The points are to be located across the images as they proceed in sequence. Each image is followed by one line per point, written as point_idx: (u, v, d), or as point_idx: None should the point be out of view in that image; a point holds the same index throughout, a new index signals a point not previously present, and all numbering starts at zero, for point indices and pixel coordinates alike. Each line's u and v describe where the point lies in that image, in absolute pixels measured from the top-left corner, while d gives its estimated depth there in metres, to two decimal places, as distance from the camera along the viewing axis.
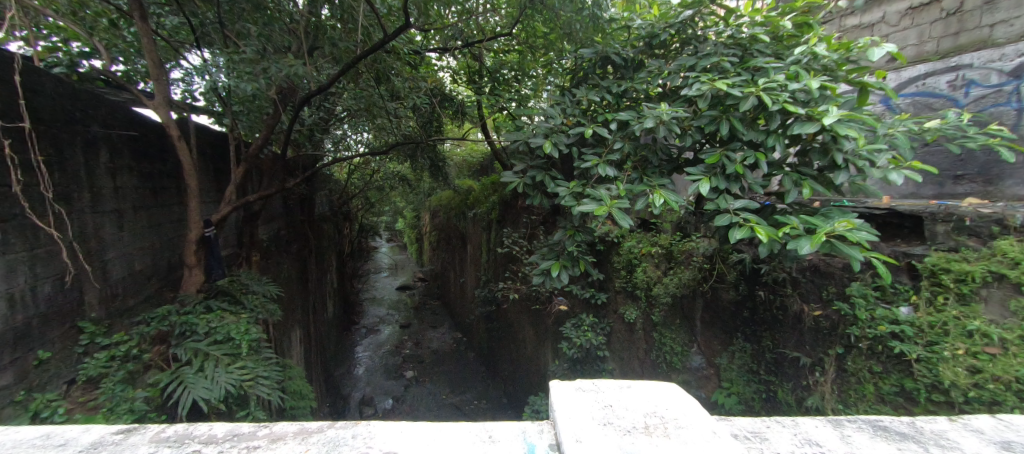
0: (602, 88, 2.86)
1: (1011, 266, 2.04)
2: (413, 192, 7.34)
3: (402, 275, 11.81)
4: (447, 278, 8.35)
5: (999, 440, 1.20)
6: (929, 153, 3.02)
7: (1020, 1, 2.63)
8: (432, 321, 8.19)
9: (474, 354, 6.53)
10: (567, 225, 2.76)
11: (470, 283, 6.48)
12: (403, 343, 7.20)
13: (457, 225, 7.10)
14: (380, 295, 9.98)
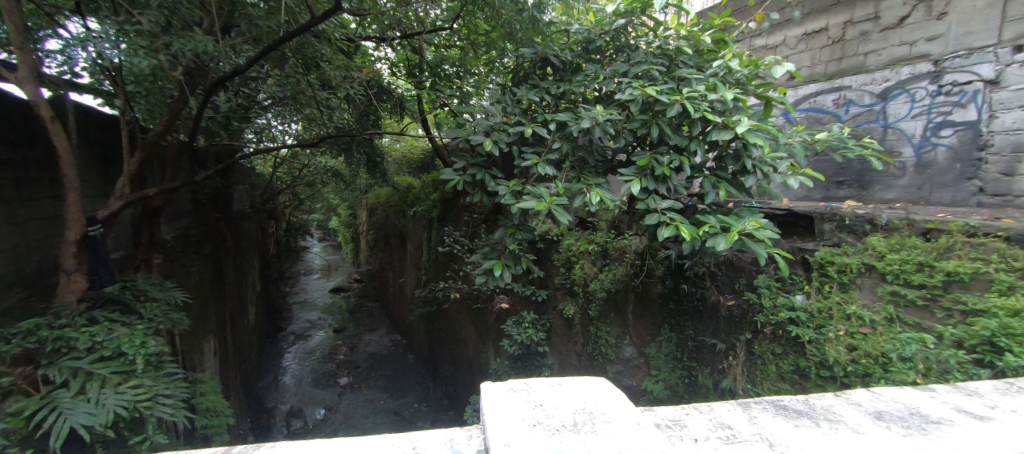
0: (542, 88, 2.93)
1: (878, 259, 2.42)
2: (348, 188, 6.98)
3: (336, 276, 11.15)
4: (385, 278, 8.03)
5: (872, 411, 1.33)
6: (819, 162, 3.57)
7: (885, 35, 3.16)
8: (367, 324, 7.81)
9: (414, 356, 6.34)
10: (507, 224, 2.78)
11: (409, 283, 6.28)
12: (336, 348, 6.79)
13: (395, 223, 6.86)
14: (311, 298, 9.31)
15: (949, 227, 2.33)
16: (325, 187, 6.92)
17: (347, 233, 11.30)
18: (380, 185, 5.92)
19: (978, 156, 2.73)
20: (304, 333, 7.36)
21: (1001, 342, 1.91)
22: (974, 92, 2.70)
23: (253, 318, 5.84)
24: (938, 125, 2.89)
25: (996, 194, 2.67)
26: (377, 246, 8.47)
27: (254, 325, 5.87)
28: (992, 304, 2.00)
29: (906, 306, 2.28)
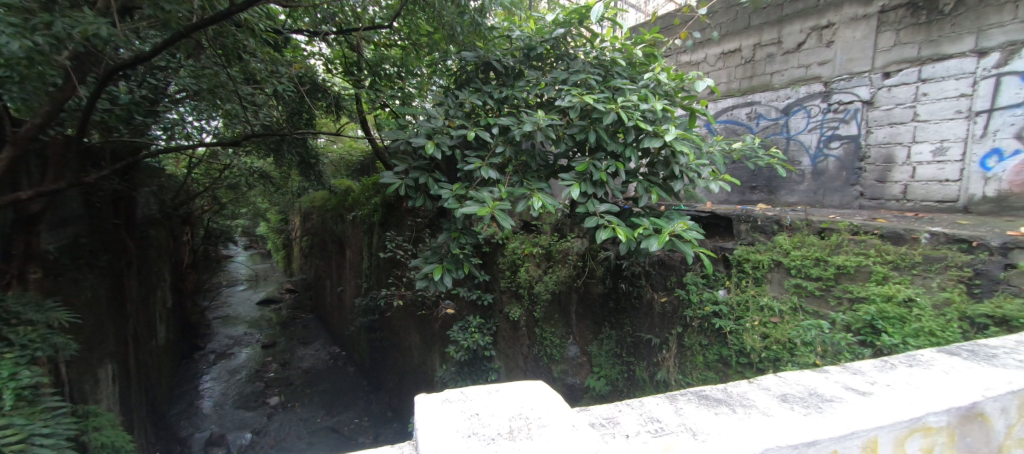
0: (484, 92, 2.95)
1: (784, 255, 2.74)
2: (278, 191, 6.49)
3: (265, 286, 10.24)
4: (321, 287, 7.54)
5: (779, 394, 1.26)
6: (735, 169, 4.06)
7: (786, 58, 3.78)
8: (301, 338, 7.26)
9: (354, 368, 6.01)
10: (450, 228, 2.75)
11: (348, 291, 5.95)
12: (265, 365, 6.24)
13: (332, 228, 6.48)
14: (235, 311, 8.45)
15: (838, 226, 2.70)
16: (248, 191, 6.35)
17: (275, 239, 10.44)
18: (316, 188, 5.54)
19: (859, 165, 3.36)
20: (227, 351, 6.65)
21: (878, 324, 2.23)
22: (854, 110, 3.34)
23: (165, 336, 5.21)
24: (829, 137, 3.50)
25: (873, 198, 3.31)
26: (312, 252, 7.91)
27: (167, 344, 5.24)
28: (869, 292, 2.35)
29: (807, 295, 2.59)
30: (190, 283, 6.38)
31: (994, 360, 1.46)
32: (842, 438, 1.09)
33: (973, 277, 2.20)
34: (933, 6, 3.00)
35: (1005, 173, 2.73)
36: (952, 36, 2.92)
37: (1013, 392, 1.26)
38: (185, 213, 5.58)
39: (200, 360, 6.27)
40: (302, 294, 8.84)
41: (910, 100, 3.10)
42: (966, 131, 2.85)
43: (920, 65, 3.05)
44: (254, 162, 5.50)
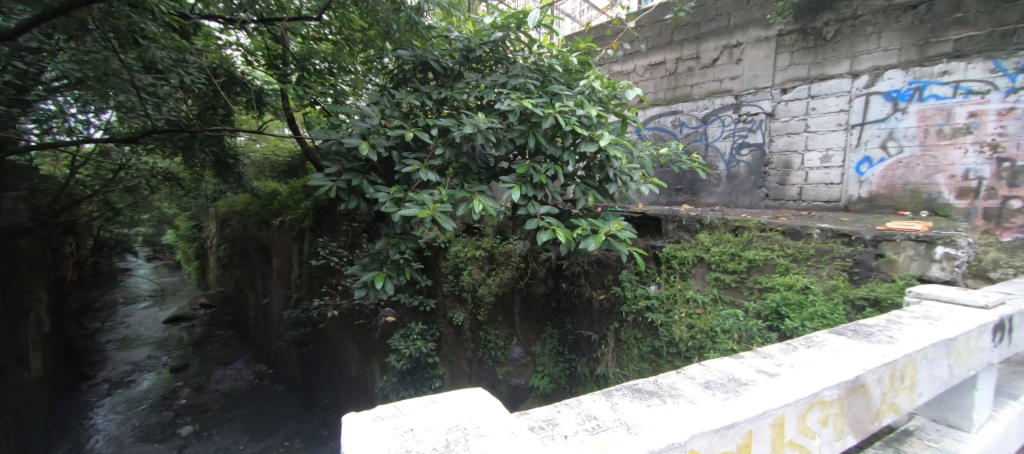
0: (422, 93, 2.91)
1: (705, 251, 2.99)
2: (187, 195, 5.80)
3: (173, 301, 9.07)
4: (242, 300, 6.87)
5: (703, 381, 1.25)
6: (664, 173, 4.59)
7: (703, 72, 4.37)
8: (218, 357, 6.54)
9: (282, 387, 5.55)
10: (388, 234, 2.64)
11: (274, 303, 5.49)
12: (172, 392, 5.53)
13: (254, 235, 5.95)
14: (135, 332, 7.39)
15: (749, 224, 3.00)
16: (150, 196, 5.56)
17: (184, 248, 9.28)
18: (234, 191, 5.03)
19: (764, 170, 3.95)
20: (124, 379, 5.79)
21: (782, 310, 2.53)
22: (758, 122, 3.96)
23: (41, 366, 4.41)
24: (740, 145, 4.08)
25: (774, 199, 3.90)
26: (230, 262, 7.13)
27: (43, 375, 4.44)
28: (775, 282, 2.64)
29: (726, 287, 2.86)
30: (76, 304, 5.46)
31: (871, 337, 1.59)
32: (756, 419, 1.08)
33: (853, 266, 2.58)
34: (819, 32, 3.65)
35: (874, 177, 3.38)
36: (833, 59, 3.56)
37: (887, 364, 1.35)
38: (66, 220, 4.76)
39: (87, 391, 5.40)
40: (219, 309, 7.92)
41: (802, 113, 3.70)
42: (845, 141, 3.48)
43: (810, 82, 3.67)
44: (157, 161, 4.83)
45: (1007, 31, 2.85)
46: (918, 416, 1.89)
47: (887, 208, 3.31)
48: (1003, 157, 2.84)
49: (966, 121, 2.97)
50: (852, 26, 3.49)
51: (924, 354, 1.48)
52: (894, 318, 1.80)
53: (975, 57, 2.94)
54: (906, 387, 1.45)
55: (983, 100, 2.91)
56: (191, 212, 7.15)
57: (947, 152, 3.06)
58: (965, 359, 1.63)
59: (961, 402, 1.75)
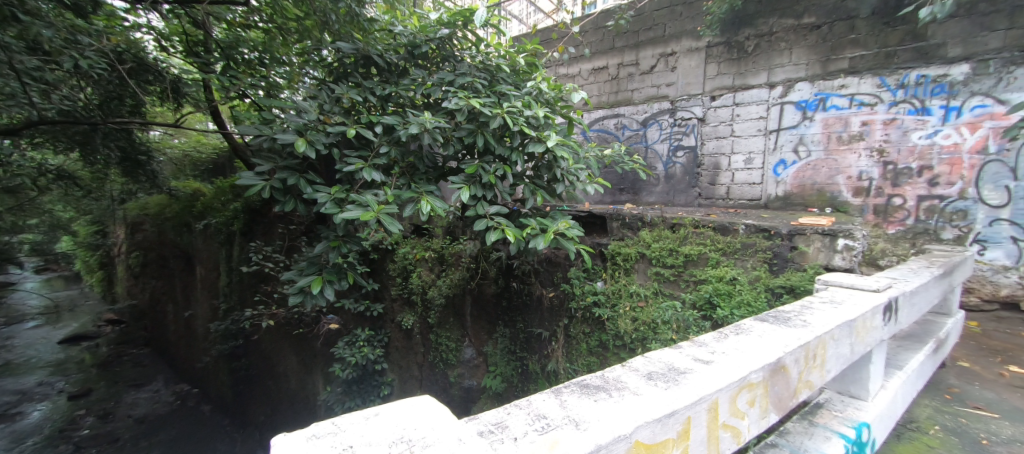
0: (365, 88, 2.80)
1: (646, 248, 3.16)
2: (86, 197, 5.11)
3: (69, 318, 7.92)
4: (158, 312, 6.18)
5: (646, 372, 1.27)
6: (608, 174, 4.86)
7: (641, 78, 4.66)
8: (129, 378, 5.83)
9: (208, 407, 5.08)
10: (328, 236, 2.49)
11: (198, 315, 5.01)
12: (70, 421, 4.84)
13: (172, 239, 5.38)
14: (19, 356, 6.36)
15: (684, 221, 3.20)
16: (39, 197, 4.80)
17: (81, 257, 8.10)
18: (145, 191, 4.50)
19: (697, 170, 4.29)
20: (7, 411, 4.96)
21: (714, 299, 2.74)
22: (691, 126, 4.29)
23: None
24: (676, 147, 4.41)
25: (707, 197, 4.25)
26: (142, 272, 6.34)
27: None
28: (707, 275, 2.86)
29: (666, 281, 3.05)
30: None
31: (788, 322, 1.74)
32: (693, 405, 1.13)
33: (773, 258, 2.85)
34: (741, 46, 4.01)
35: (788, 178, 3.80)
36: (754, 70, 3.95)
37: (803, 345, 1.48)
38: None
39: None
40: (127, 324, 6.95)
41: (729, 119, 4.08)
42: (764, 145, 3.90)
43: (734, 91, 4.04)
44: (46, 158, 4.19)
45: (890, 52, 3.34)
46: (826, 390, 2.13)
47: (799, 205, 3.76)
48: (888, 161, 3.37)
49: (859, 129, 3.47)
50: (768, 41, 3.88)
51: (832, 334, 1.65)
52: (807, 304, 1.99)
53: (865, 74, 3.42)
54: (818, 365, 1.60)
55: (872, 111, 3.41)
56: (92, 216, 6.30)
57: (845, 156, 3.54)
58: (863, 337, 1.86)
59: (860, 375, 2.00)
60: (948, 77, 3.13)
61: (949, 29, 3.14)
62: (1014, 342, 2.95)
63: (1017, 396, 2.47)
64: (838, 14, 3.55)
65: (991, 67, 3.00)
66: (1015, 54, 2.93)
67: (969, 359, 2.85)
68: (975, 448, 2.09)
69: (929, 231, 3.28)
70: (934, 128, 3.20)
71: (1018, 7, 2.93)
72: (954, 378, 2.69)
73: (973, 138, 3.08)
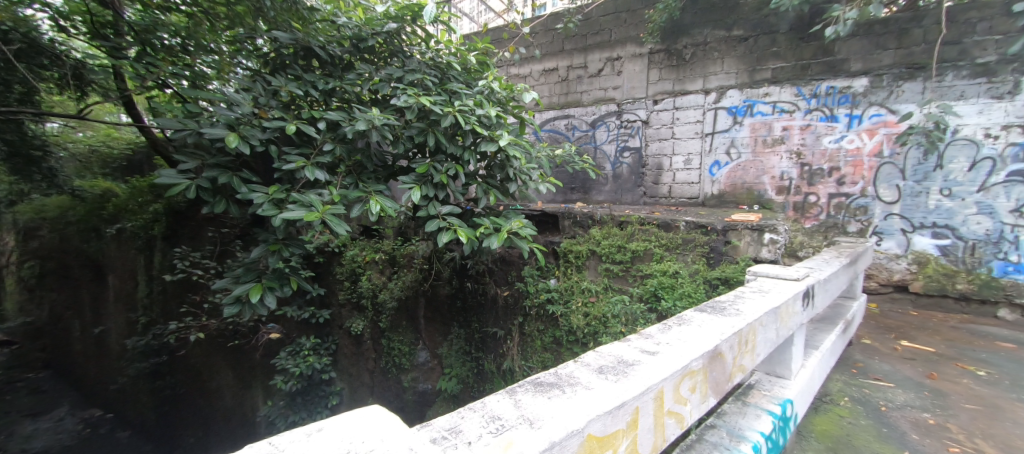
0: (305, 81, 2.64)
1: (596, 245, 3.28)
2: None
3: None
4: (60, 330, 5.41)
5: (597, 366, 1.30)
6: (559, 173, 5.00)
7: (588, 81, 4.82)
8: (25, 407, 5.07)
9: (127, 432, 4.56)
10: (266, 240, 2.31)
11: (111, 330, 4.46)
12: None
13: (77, 246, 4.74)
14: None
15: (632, 219, 3.32)
16: None
17: None
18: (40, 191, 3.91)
19: (642, 170, 4.53)
20: None
21: (659, 292, 2.90)
22: (636, 129, 4.52)
23: None
24: (623, 147, 4.62)
25: (651, 196, 4.51)
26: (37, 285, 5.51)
27: None
28: (653, 269, 3.01)
29: (616, 277, 3.18)
30: None
31: (724, 311, 1.87)
32: (641, 395, 1.17)
33: (709, 252, 3.04)
34: (679, 53, 4.26)
35: (722, 177, 4.12)
36: (691, 76, 4.23)
37: (736, 332, 1.60)
38: None
39: None
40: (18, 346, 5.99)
41: (670, 121, 4.34)
42: (700, 147, 4.20)
43: (674, 95, 4.31)
44: None
45: (804, 65, 3.73)
46: (756, 372, 2.32)
47: (731, 203, 4.10)
48: (804, 162, 3.76)
49: (780, 133, 3.84)
50: (702, 50, 4.16)
51: (760, 320, 1.80)
52: (739, 294, 2.16)
53: (785, 84, 3.80)
54: (749, 349, 1.75)
55: (791, 117, 3.79)
56: None
57: (769, 158, 3.91)
58: (786, 321, 2.06)
59: (783, 357, 2.21)
60: (851, 89, 3.56)
61: (851, 47, 3.56)
62: (903, 320, 3.42)
63: (907, 366, 2.87)
64: (761, 28, 3.89)
65: (884, 81, 3.45)
66: (902, 70, 3.39)
67: (870, 337, 3.26)
68: (876, 414, 2.39)
69: (837, 225, 3.71)
70: (840, 133, 3.62)
71: (904, 29, 3.40)
72: (859, 354, 3.06)
73: (871, 143, 3.52)
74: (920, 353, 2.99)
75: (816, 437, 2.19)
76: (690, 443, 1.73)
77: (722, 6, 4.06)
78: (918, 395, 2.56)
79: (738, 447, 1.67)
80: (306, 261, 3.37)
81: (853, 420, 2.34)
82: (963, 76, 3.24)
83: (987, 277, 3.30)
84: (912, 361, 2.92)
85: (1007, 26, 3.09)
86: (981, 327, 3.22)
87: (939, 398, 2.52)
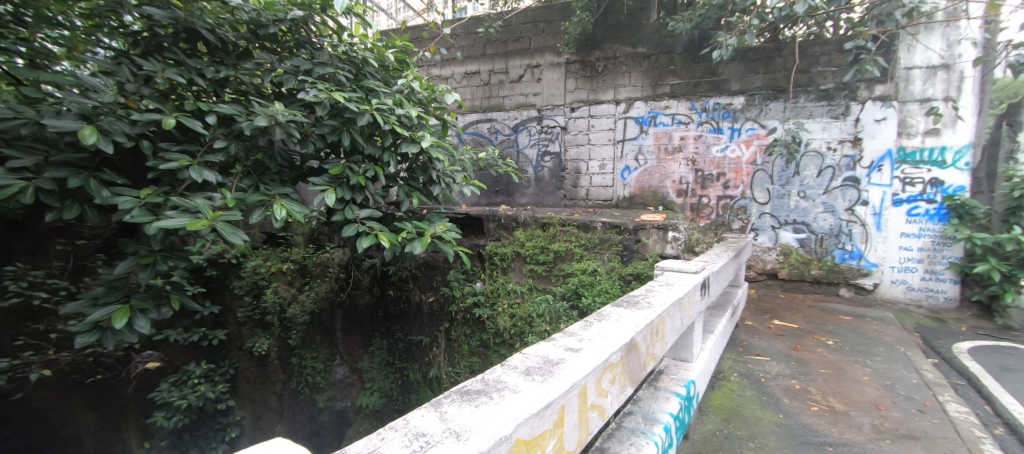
0: (188, 68, 2.25)
1: (521, 247, 3.37)
2: None
3: None
4: None
5: (523, 368, 1.24)
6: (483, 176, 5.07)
7: (509, 86, 4.94)
8: None
9: None
10: (135, 253, 1.87)
11: None
12: None
13: None
14: None
15: (554, 220, 3.44)
16: None
17: None
18: None
19: (562, 174, 4.76)
20: None
21: (579, 290, 3.05)
22: (556, 134, 4.76)
23: None
24: (543, 152, 4.82)
25: (571, 198, 4.77)
26: None
27: None
28: (573, 269, 3.15)
29: (540, 277, 3.29)
30: None
31: (638, 304, 1.98)
32: (567, 393, 1.14)
33: (623, 250, 3.22)
34: (593, 65, 4.58)
35: (632, 181, 4.53)
36: (602, 88, 4.56)
37: (649, 324, 1.71)
38: None
39: None
40: None
41: (586, 128, 4.65)
42: (613, 154, 4.56)
43: (589, 104, 4.62)
44: None
45: (696, 83, 4.24)
46: (664, 358, 2.53)
47: (639, 205, 4.52)
48: (698, 168, 4.28)
49: (677, 143, 4.34)
50: (613, 64, 4.51)
51: (668, 311, 1.97)
52: (650, 287, 2.34)
53: (681, 98, 4.28)
54: (659, 339, 1.90)
55: (686, 128, 4.29)
56: None
57: (671, 164, 4.37)
58: (689, 310, 2.29)
59: (685, 343, 2.46)
60: (732, 105, 4.14)
61: (731, 69, 4.13)
62: (774, 302, 4.05)
63: (778, 341, 3.39)
64: (661, 47, 4.32)
65: (756, 100, 4.07)
66: (768, 92, 4.03)
67: (751, 319, 3.79)
68: (758, 385, 2.79)
69: (725, 223, 4.27)
70: (725, 143, 4.18)
71: (770, 57, 4.03)
72: (744, 334, 3.53)
73: (748, 153, 4.12)
74: (788, 329, 3.55)
75: (713, 411, 2.48)
76: (611, 431, 1.82)
77: (628, 25, 4.43)
78: (787, 365, 3.04)
79: (653, 430, 1.79)
80: (193, 275, 2.91)
81: (741, 392, 2.70)
82: (811, 99, 3.95)
83: (831, 263, 4.05)
84: (782, 337, 3.45)
85: (840, 60, 3.84)
86: (828, 305, 3.95)
87: (802, 366, 3.02)
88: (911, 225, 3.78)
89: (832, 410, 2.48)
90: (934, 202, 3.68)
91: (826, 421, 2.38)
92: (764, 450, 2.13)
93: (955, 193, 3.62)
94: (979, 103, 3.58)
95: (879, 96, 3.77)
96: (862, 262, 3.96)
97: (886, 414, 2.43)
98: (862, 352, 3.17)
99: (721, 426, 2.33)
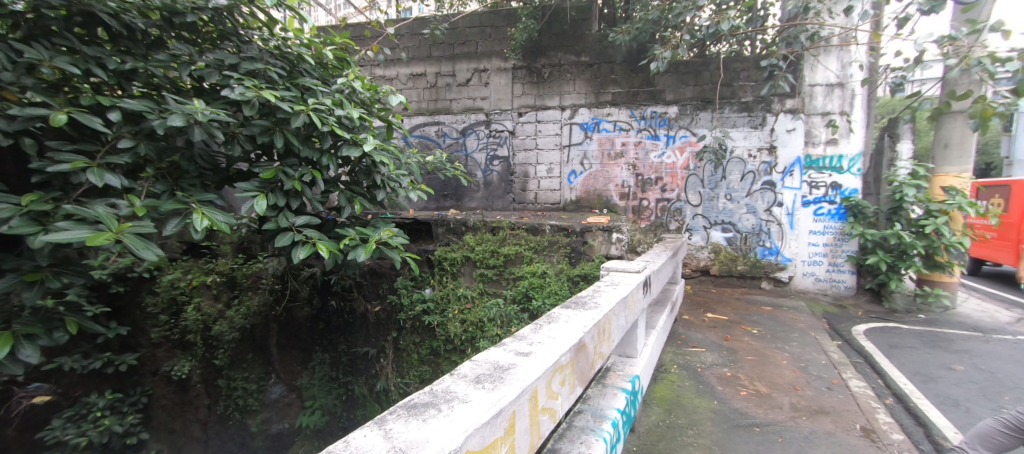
0: (85, 57, 1.93)
1: (471, 251, 3.36)
2: None
3: None
4: None
5: (474, 377, 1.20)
6: (431, 180, 4.99)
7: (456, 90, 4.90)
8: None
9: None
10: (19, 268, 1.58)
11: None
12: None
13: None
14: None
15: (504, 224, 3.45)
16: None
17: None
18: None
19: (510, 178, 4.83)
20: None
21: (530, 292, 3.08)
22: (504, 138, 4.81)
23: None
24: (491, 155, 4.86)
25: (519, 202, 4.83)
26: None
27: None
28: (523, 271, 3.18)
29: (491, 281, 3.28)
30: None
31: (585, 305, 2.01)
32: (518, 399, 1.12)
33: (571, 252, 3.30)
34: (538, 72, 4.68)
35: (577, 185, 4.70)
36: (548, 94, 4.68)
37: (596, 323, 1.74)
38: None
39: None
40: None
41: (532, 133, 4.75)
42: (560, 158, 4.70)
43: (535, 109, 4.72)
44: None
45: (635, 92, 4.48)
46: (610, 355, 2.61)
47: (584, 207, 4.70)
48: (637, 173, 4.54)
49: (618, 148, 4.57)
50: (558, 71, 4.63)
51: (614, 310, 2.02)
52: (597, 287, 2.40)
53: (622, 106, 4.51)
54: (606, 337, 1.95)
55: (627, 134, 4.53)
56: None
57: (613, 169, 4.59)
58: (632, 308, 2.38)
59: (630, 339, 2.55)
60: (667, 114, 4.44)
61: (665, 81, 4.42)
62: (706, 296, 4.37)
63: (711, 333, 3.65)
64: (602, 57, 4.52)
65: (687, 110, 4.40)
66: (698, 103, 4.37)
67: (687, 313, 4.05)
68: (695, 375, 2.98)
69: (662, 224, 4.56)
70: (661, 150, 4.48)
71: (698, 71, 4.36)
72: (682, 327, 3.76)
73: (682, 159, 4.44)
74: (719, 321, 3.85)
75: (656, 402, 2.60)
76: (562, 431, 1.82)
77: (571, 35, 4.58)
78: (719, 355, 3.27)
79: (602, 427, 1.84)
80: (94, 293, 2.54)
81: (681, 382, 2.86)
82: (734, 110, 4.33)
83: (754, 259, 4.46)
84: (714, 328, 3.72)
85: (756, 76, 4.26)
86: (752, 297, 4.33)
87: (732, 355, 3.27)
88: (817, 224, 4.27)
89: (758, 394, 2.71)
90: (834, 203, 4.20)
91: (753, 404, 2.60)
92: (702, 436, 2.27)
93: (850, 195, 4.14)
94: (866, 118, 4.16)
95: (789, 109, 4.23)
96: (779, 258, 4.40)
97: (802, 393, 2.71)
98: (780, 338, 3.52)
99: (664, 416, 2.45)
